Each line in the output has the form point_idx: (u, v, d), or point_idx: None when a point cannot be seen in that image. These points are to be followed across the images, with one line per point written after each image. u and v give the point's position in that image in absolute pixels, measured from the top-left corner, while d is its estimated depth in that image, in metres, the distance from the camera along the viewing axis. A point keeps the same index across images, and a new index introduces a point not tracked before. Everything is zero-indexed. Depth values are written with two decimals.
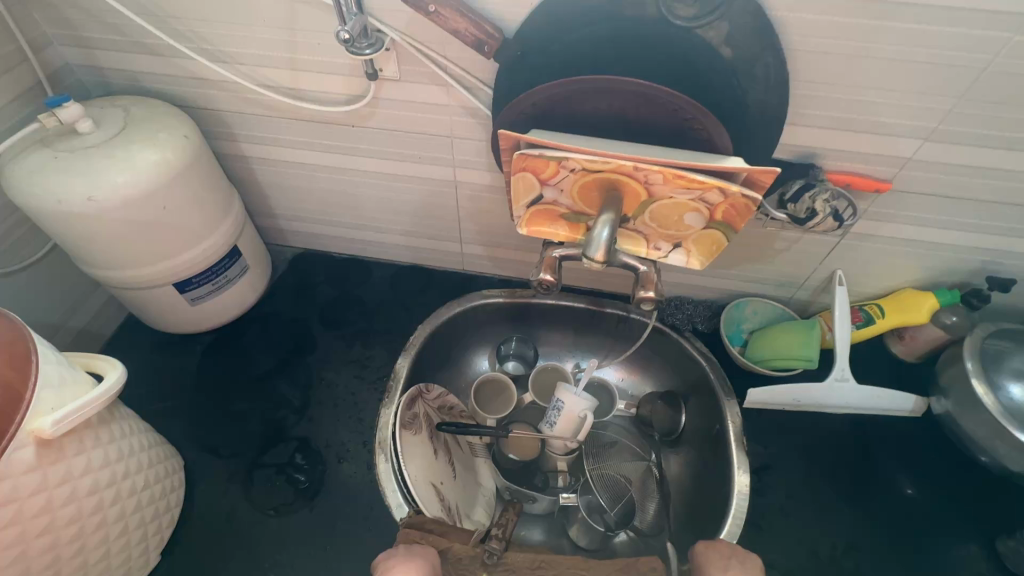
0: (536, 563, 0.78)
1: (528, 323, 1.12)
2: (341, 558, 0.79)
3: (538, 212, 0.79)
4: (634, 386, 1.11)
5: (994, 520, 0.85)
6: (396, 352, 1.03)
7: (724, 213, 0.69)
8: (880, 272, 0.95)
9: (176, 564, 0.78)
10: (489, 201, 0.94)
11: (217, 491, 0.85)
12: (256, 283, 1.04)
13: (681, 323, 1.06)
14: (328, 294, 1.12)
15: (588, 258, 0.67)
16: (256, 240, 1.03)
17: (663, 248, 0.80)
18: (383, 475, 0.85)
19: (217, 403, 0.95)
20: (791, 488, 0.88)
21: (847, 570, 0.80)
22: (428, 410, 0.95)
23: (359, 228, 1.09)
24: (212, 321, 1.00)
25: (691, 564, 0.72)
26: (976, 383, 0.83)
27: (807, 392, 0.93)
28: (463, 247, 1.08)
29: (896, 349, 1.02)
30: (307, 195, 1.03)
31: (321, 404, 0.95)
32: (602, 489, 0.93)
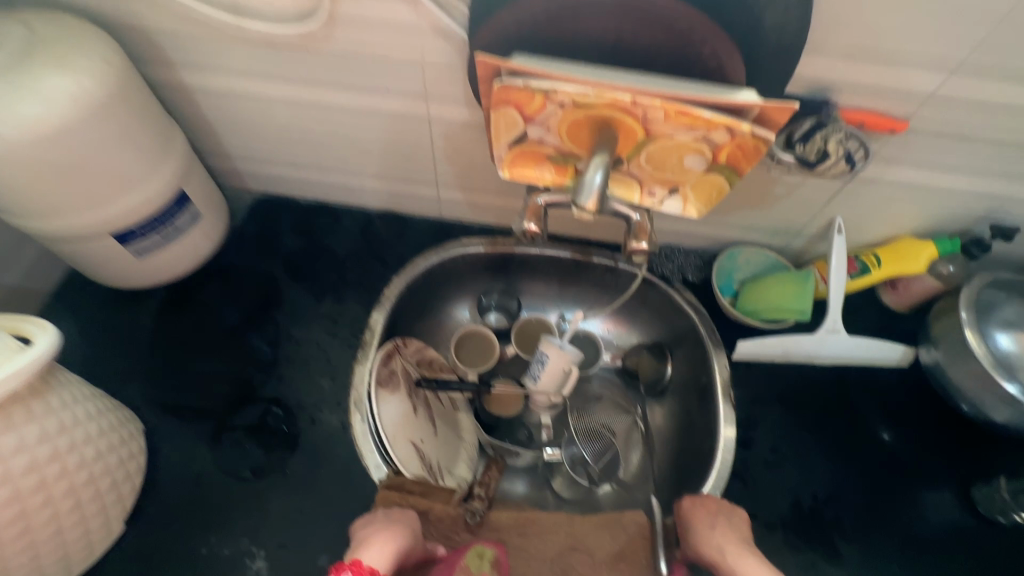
0: (520, 521, 0.77)
1: (511, 274, 1.06)
2: (317, 522, 0.76)
3: (522, 153, 0.70)
4: (620, 338, 1.06)
5: (971, 467, 0.86)
6: (370, 306, 0.96)
7: (729, 155, 0.62)
8: (882, 220, 0.90)
9: (142, 534, 0.74)
10: (468, 140, 0.85)
11: (182, 456, 0.80)
12: (212, 232, 0.94)
13: (671, 274, 1.01)
14: (293, 243, 1.03)
15: (579, 206, 0.59)
16: (208, 184, 0.92)
17: (658, 194, 0.73)
18: (360, 436, 0.82)
19: (177, 363, 0.89)
20: (776, 440, 0.88)
21: (828, 520, 0.81)
22: (406, 365, 0.91)
23: (325, 170, 0.99)
24: (165, 275, 0.92)
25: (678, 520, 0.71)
26: (969, 333, 0.82)
27: (797, 344, 0.91)
28: (441, 192, 0.99)
29: (886, 299, 0.99)
30: (262, 133, 0.92)
31: (291, 362, 0.89)
32: (585, 442, 0.93)
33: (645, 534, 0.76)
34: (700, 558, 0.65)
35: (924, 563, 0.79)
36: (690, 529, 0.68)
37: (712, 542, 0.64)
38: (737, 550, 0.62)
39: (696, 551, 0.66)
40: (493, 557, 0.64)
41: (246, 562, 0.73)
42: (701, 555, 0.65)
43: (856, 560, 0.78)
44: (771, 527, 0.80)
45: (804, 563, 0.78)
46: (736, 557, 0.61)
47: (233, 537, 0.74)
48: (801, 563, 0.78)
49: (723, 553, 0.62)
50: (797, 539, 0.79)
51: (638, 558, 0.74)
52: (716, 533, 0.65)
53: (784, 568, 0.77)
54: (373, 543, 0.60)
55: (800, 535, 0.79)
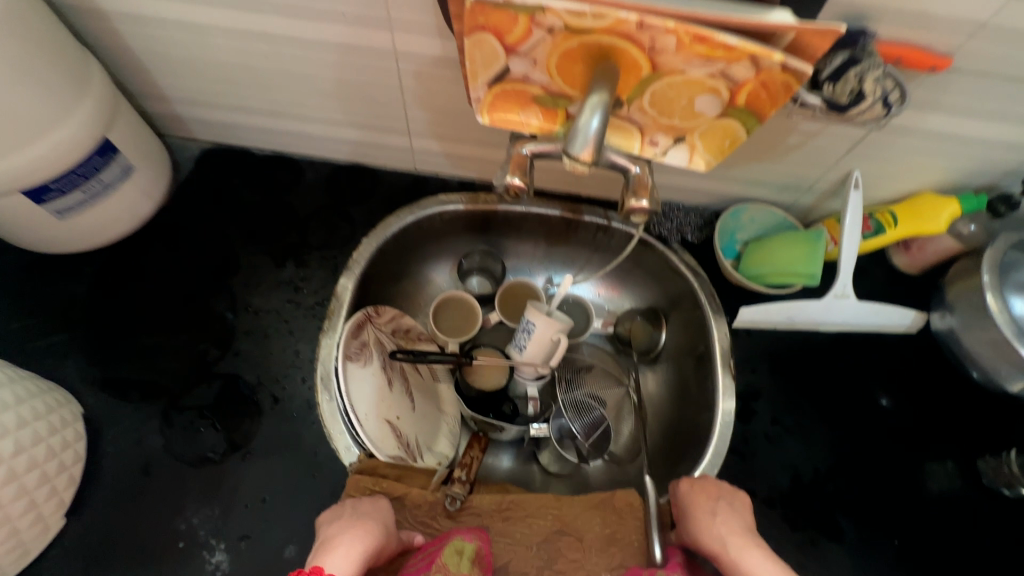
0: (504, 504, 0.71)
1: (494, 233, 0.96)
2: (282, 510, 0.70)
3: (504, 93, 0.60)
4: (613, 302, 0.99)
5: (978, 437, 0.82)
6: (337, 272, 0.86)
7: (750, 95, 0.52)
8: (903, 174, 0.81)
9: (86, 527, 0.68)
10: (441, 79, 0.73)
11: (128, 442, 0.72)
12: (149, 189, 0.83)
13: (669, 233, 0.92)
14: (248, 200, 0.91)
15: (572, 157, 0.49)
16: (140, 130, 0.80)
17: (661, 143, 0.63)
18: (327, 415, 0.74)
19: (119, 338, 0.79)
20: (776, 413, 0.82)
21: (828, 496, 0.77)
22: (379, 336, 0.83)
23: (279, 116, 0.86)
24: (99, 237, 0.81)
25: (675, 504, 0.66)
26: (991, 299, 0.75)
27: (803, 310, 0.85)
28: (414, 141, 0.87)
29: (897, 261, 0.93)
30: (199, 70, 0.78)
31: (249, 335, 0.80)
32: (575, 416, 0.86)
33: (638, 516, 0.71)
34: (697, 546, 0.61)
35: (927, 538, 0.75)
36: (688, 513, 0.63)
37: (713, 532, 0.59)
38: (741, 542, 0.57)
39: (694, 538, 0.61)
40: (472, 553, 0.58)
41: (204, 555, 0.67)
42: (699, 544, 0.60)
43: (858, 537, 0.75)
44: (770, 504, 0.76)
45: (803, 542, 0.74)
46: (739, 548, 0.56)
47: (189, 529, 0.68)
48: (800, 542, 0.74)
49: (725, 544, 0.57)
50: (796, 517, 0.75)
51: (630, 541, 0.69)
52: (718, 521, 0.60)
53: (782, 547, 0.73)
54: (337, 543, 0.54)
55: (800, 513, 0.75)
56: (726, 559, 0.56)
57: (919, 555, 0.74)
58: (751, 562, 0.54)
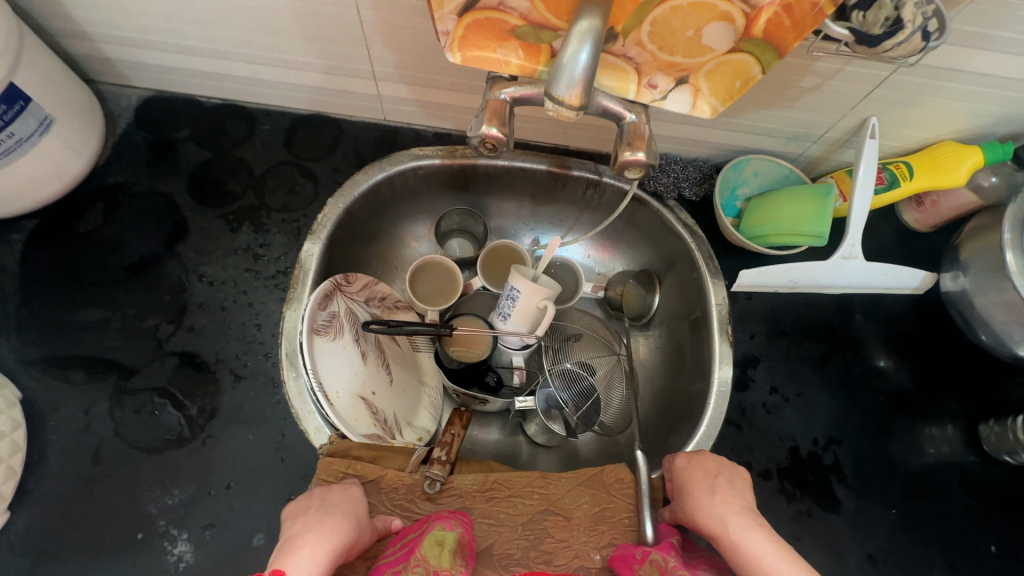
0: (487, 484, 0.67)
1: (475, 191, 0.88)
2: (249, 496, 0.66)
3: (477, 24, 0.51)
4: (604, 265, 0.93)
5: (980, 402, 0.79)
6: (301, 237, 0.78)
7: (769, 24, 0.46)
8: (925, 120, 0.73)
9: (34, 520, 0.63)
10: (406, 10, 0.62)
11: (73, 427, 0.66)
12: (76, 144, 0.73)
13: (666, 189, 0.83)
14: (196, 156, 0.81)
15: (556, 101, 0.41)
16: (57, 74, 0.68)
17: (661, 85, 0.54)
18: (294, 394, 0.68)
19: (57, 314, 0.71)
20: (775, 380, 0.78)
21: (826, 466, 0.73)
22: (350, 306, 0.75)
23: (224, 58, 0.75)
24: (23, 199, 0.72)
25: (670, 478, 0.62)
26: (1010, 258, 0.69)
27: (807, 273, 0.78)
28: (381, 87, 0.77)
29: (908, 217, 0.87)
30: (120, 1, 0.66)
31: (205, 308, 0.73)
32: (563, 386, 0.81)
33: (629, 492, 0.67)
34: (697, 525, 0.55)
35: (924, 506, 0.73)
36: (685, 489, 0.58)
37: (714, 511, 0.54)
38: (741, 523, 0.52)
39: (691, 519, 0.56)
40: (454, 543, 0.54)
41: (166, 545, 0.63)
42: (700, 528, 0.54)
43: (856, 508, 0.72)
44: (766, 477, 0.72)
45: (799, 513, 0.71)
46: (741, 529, 0.51)
47: (147, 518, 0.64)
48: (796, 514, 0.71)
49: (726, 525, 0.52)
50: (793, 488, 0.72)
51: (620, 519, 0.65)
52: (718, 501, 0.55)
53: (777, 520, 0.70)
54: (301, 543, 0.49)
55: (798, 485, 0.72)
56: (726, 541, 0.51)
57: (916, 524, 0.72)
58: (753, 543, 0.49)
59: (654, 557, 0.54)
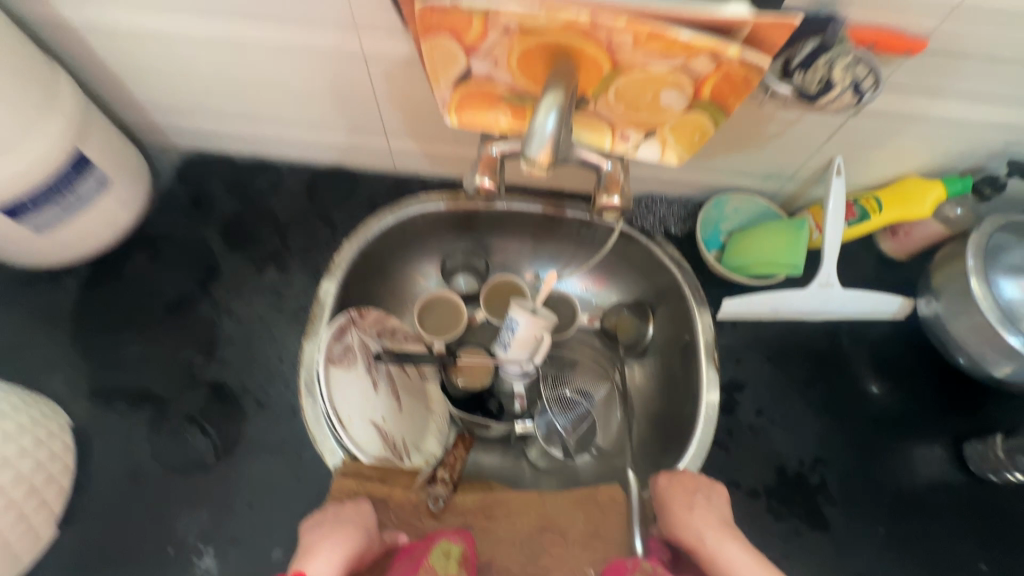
0: (487, 502, 0.72)
1: (477, 231, 0.96)
2: (270, 514, 0.71)
3: (469, 94, 0.59)
4: (600, 296, 0.98)
5: (964, 422, 0.82)
6: (319, 276, 0.87)
7: (714, 89, 0.51)
8: (887, 158, 0.80)
9: (78, 535, 0.69)
10: (412, 80, 0.72)
11: (116, 450, 0.74)
12: (128, 200, 0.83)
13: (652, 227, 0.91)
14: (229, 207, 0.91)
15: (530, 161, 0.48)
16: (116, 141, 0.80)
17: (632, 138, 0.62)
18: (312, 420, 0.75)
19: (105, 349, 0.80)
20: (761, 403, 0.82)
21: (813, 486, 0.77)
22: (364, 339, 0.82)
23: (256, 121, 0.86)
24: (80, 249, 0.82)
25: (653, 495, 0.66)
26: (974, 283, 0.74)
27: (788, 301, 0.84)
28: (391, 142, 0.87)
29: (885, 246, 0.92)
30: (170, 78, 0.78)
31: (233, 342, 0.81)
32: (560, 412, 0.87)
33: (621, 511, 0.71)
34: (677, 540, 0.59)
35: (912, 524, 0.75)
36: (664, 508, 0.62)
37: (691, 526, 0.58)
38: (717, 535, 0.57)
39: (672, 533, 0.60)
40: (459, 555, 0.59)
41: (194, 559, 0.68)
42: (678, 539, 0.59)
43: (843, 526, 0.74)
44: (755, 495, 0.76)
45: (788, 531, 0.74)
46: (717, 540, 0.56)
47: (178, 534, 0.70)
48: (785, 532, 0.74)
49: (703, 539, 0.57)
50: (781, 507, 0.75)
51: (612, 536, 0.69)
52: (695, 516, 0.59)
53: (766, 537, 0.73)
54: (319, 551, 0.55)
55: (785, 504, 0.75)
56: (705, 554, 0.56)
57: (904, 542, 0.74)
58: (730, 555, 0.54)
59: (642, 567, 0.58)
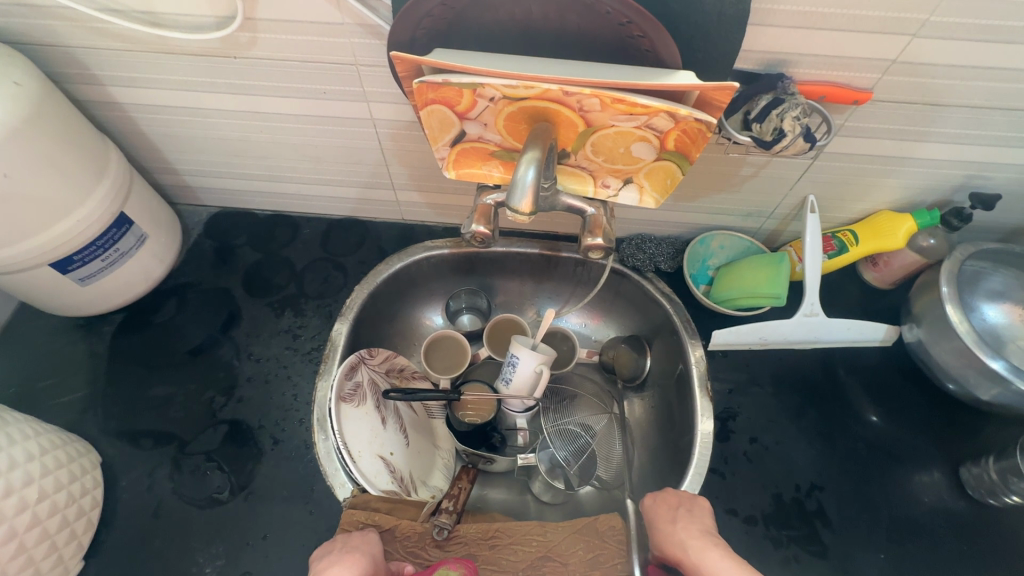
0: (490, 532, 0.74)
1: (480, 274, 1.02)
2: (281, 546, 0.74)
3: (465, 152, 0.67)
4: (597, 332, 1.04)
5: (959, 446, 0.83)
6: (332, 318, 0.93)
7: (677, 141, 0.58)
8: (857, 194, 0.85)
9: (102, 569, 0.73)
10: (415, 140, 0.80)
11: (140, 486, 0.78)
12: (160, 253, 0.92)
13: (643, 264, 0.96)
14: (251, 257, 1.00)
15: (514, 210, 0.54)
16: (152, 202, 0.89)
17: (613, 185, 0.69)
18: (323, 454, 0.79)
19: (134, 391, 0.86)
20: (755, 431, 0.85)
21: (811, 512, 0.78)
22: (374, 376, 0.86)
23: (277, 180, 0.95)
24: (118, 298, 0.90)
25: (643, 517, 0.73)
26: (950, 310, 0.78)
27: (775, 331, 0.88)
28: (399, 195, 0.95)
29: (868, 276, 0.96)
30: (204, 146, 0.88)
31: (251, 381, 0.87)
32: (560, 444, 0.89)
33: (620, 538, 0.74)
34: (667, 555, 0.66)
35: (913, 550, 0.75)
36: (654, 525, 0.69)
37: (674, 538, 0.65)
38: (700, 544, 0.63)
39: (660, 546, 0.67)
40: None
41: None
42: (666, 551, 0.66)
43: (843, 553, 0.75)
44: (752, 522, 0.77)
45: (787, 559, 0.74)
46: (698, 551, 0.62)
47: (196, 567, 0.73)
48: (784, 559, 0.74)
49: (687, 549, 0.63)
50: (779, 534, 0.76)
51: (613, 564, 0.71)
52: (679, 528, 0.66)
53: (766, 565, 0.74)
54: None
55: (784, 530, 0.76)
56: (688, 563, 0.62)
57: (906, 569, 0.74)
58: (711, 562, 0.60)
59: None
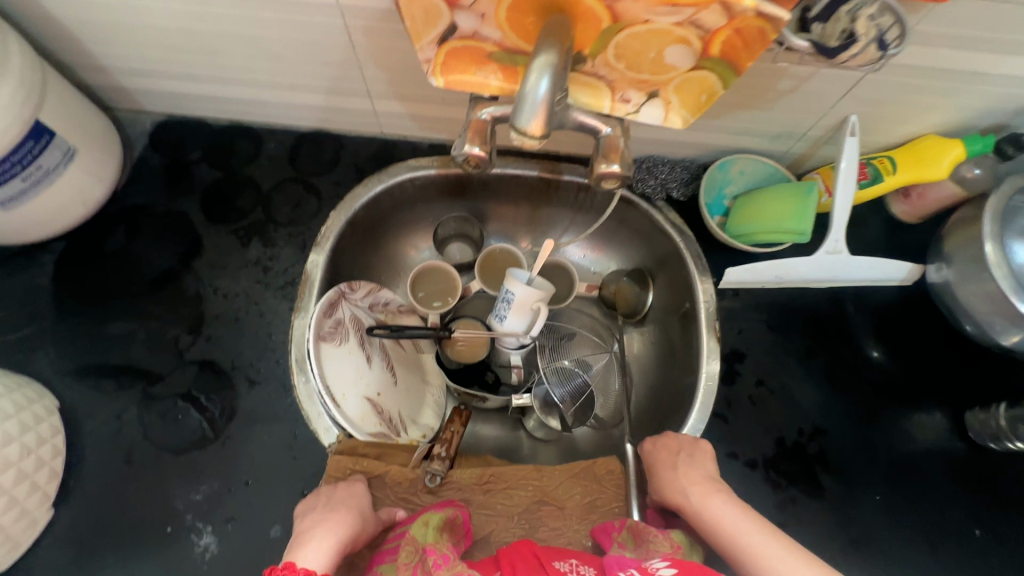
0: (485, 477, 0.71)
1: (472, 197, 0.91)
2: (266, 492, 0.71)
3: (456, 51, 0.54)
4: (598, 264, 0.96)
5: (968, 390, 0.80)
6: (307, 248, 0.83)
7: (725, 44, 0.48)
8: (906, 116, 0.74)
9: (75, 516, 0.69)
10: (393, 35, 0.65)
11: (107, 430, 0.73)
12: (97, 171, 0.79)
13: (654, 190, 0.86)
14: (208, 175, 0.87)
15: (520, 132, 0.44)
16: (78, 107, 0.74)
17: (633, 99, 0.58)
18: (303, 397, 0.73)
19: (88, 329, 0.78)
20: (762, 373, 0.81)
21: (812, 456, 0.76)
22: (355, 313, 0.79)
23: (230, 82, 0.79)
24: (53, 224, 0.78)
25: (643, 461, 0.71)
26: (989, 250, 0.70)
27: (793, 269, 0.80)
28: (376, 103, 0.81)
29: (896, 208, 0.88)
30: (131, 37, 0.71)
31: (220, 318, 0.79)
32: (558, 385, 0.84)
33: (618, 484, 0.72)
34: (667, 500, 0.64)
35: (908, 491, 0.75)
36: (654, 471, 0.67)
37: (676, 485, 0.63)
38: (702, 489, 0.61)
39: (660, 493, 0.65)
40: (438, 521, 0.60)
41: (192, 538, 0.69)
42: (665, 496, 0.64)
43: (840, 496, 0.74)
44: (754, 466, 0.75)
45: (785, 501, 0.74)
46: (700, 496, 0.60)
47: (176, 514, 0.70)
48: (782, 501, 0.74)
49: (687, 495, 0.61)
50: (779, 477, 0.75)
51: (610, 508, 0.70)
52: (680, 475, 0.64)
53: (764, 507, 0.73)
54: (326, 520, 0.57)
55: (785, 474, 0.75)
56: (689, 508, 0.60)
57: (900, 510, 0.74)
58: (712, 507, 0.58)
59: (629, 523, 0.62)
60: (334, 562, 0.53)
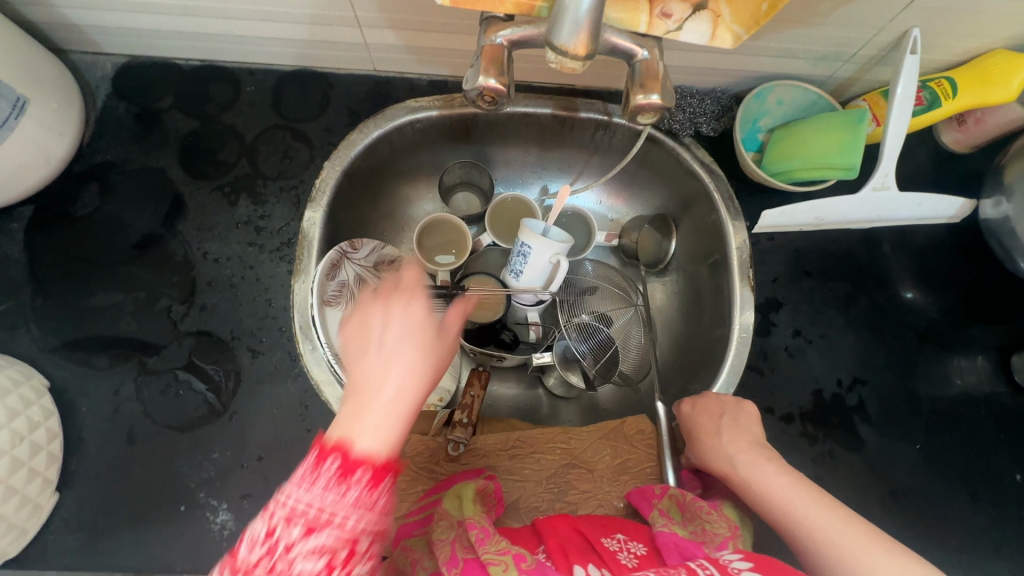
0: (511, 443, 0.68)
1: (478, 140, 0.82)
2: (280, 466, 0.68)
3: None
4: (617, 211, 0.89)
5: (1014, 333, 0.76)
6: (302, 205, 0.76)
7: None
8: (976, 28, 0.65)
9: (82, 499, 0.66)
10: None
11: (105, 409, 0.68)
12: (55, 125, 0.70)
13: (681, 126, 0.77)
14: (184, 126, 0.78)
15: (560, 51, 0.40)
16: (21, 49, 0.64)
17: (676, 13, 0.49)
18: (315, 367, 0.66)
19: (70, 302, 0.72)
20: (799, 323, 0.76)
21: (851, 407, 0.73)
22: (361, 274, 0.73)
23: (193, 16, 0.68)
24: (15, 188, 0.70)
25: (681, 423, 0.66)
26: None
27: (834, 210, 0.73)
28: (366, 34, 0.70)
29: (947, 137, 0.80)
30: None
31: (212, 285, 0.73)
32: (580, 338, 0.79)
33: (649, 444, 0.69)
34: (708, 465, 0.60)
35: (948, 439, 0.72)
36: (695, 440, 0.62)
37: (723, 453, 0.59)
38: (750, 459, 0.57)
39: (705, 461, 0.60)
40: (472, 493, 0.55)
41: (208, 516, 0.66)
42: (710, 464, 0.60)
43: (878, 447, 0.72)
44: (790, 419, 0.72)
45: (822, 454, 0.71)
46: (750, 467, 0.56)
47: (188, 492, 0.66)
48: (818, 454, 0.71)
49: (735, 465, 0.57)
50: (816, 430, 0.72)
51: (642, 469, 0.67)
52: (726, 442, 0.59)
53: (801, 462, 0.70)
54: (386, 370, 0.44)
55: (822, 427, 0.72)
56: (738, 479, 0.56)
57: (940, 458, 0.72)
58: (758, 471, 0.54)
59: (672, 491, 0.58)
60: (399, 437, 0.42)
